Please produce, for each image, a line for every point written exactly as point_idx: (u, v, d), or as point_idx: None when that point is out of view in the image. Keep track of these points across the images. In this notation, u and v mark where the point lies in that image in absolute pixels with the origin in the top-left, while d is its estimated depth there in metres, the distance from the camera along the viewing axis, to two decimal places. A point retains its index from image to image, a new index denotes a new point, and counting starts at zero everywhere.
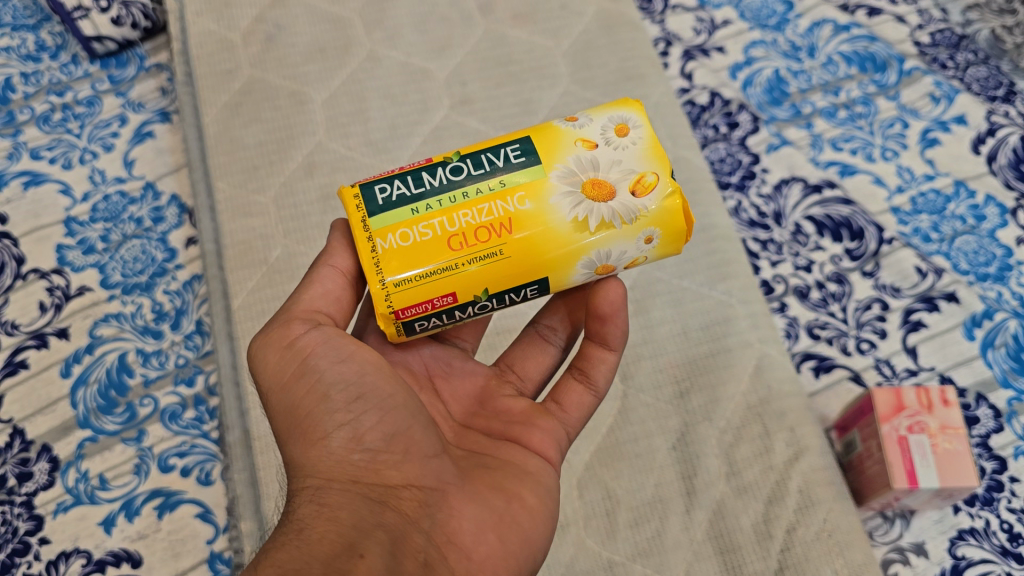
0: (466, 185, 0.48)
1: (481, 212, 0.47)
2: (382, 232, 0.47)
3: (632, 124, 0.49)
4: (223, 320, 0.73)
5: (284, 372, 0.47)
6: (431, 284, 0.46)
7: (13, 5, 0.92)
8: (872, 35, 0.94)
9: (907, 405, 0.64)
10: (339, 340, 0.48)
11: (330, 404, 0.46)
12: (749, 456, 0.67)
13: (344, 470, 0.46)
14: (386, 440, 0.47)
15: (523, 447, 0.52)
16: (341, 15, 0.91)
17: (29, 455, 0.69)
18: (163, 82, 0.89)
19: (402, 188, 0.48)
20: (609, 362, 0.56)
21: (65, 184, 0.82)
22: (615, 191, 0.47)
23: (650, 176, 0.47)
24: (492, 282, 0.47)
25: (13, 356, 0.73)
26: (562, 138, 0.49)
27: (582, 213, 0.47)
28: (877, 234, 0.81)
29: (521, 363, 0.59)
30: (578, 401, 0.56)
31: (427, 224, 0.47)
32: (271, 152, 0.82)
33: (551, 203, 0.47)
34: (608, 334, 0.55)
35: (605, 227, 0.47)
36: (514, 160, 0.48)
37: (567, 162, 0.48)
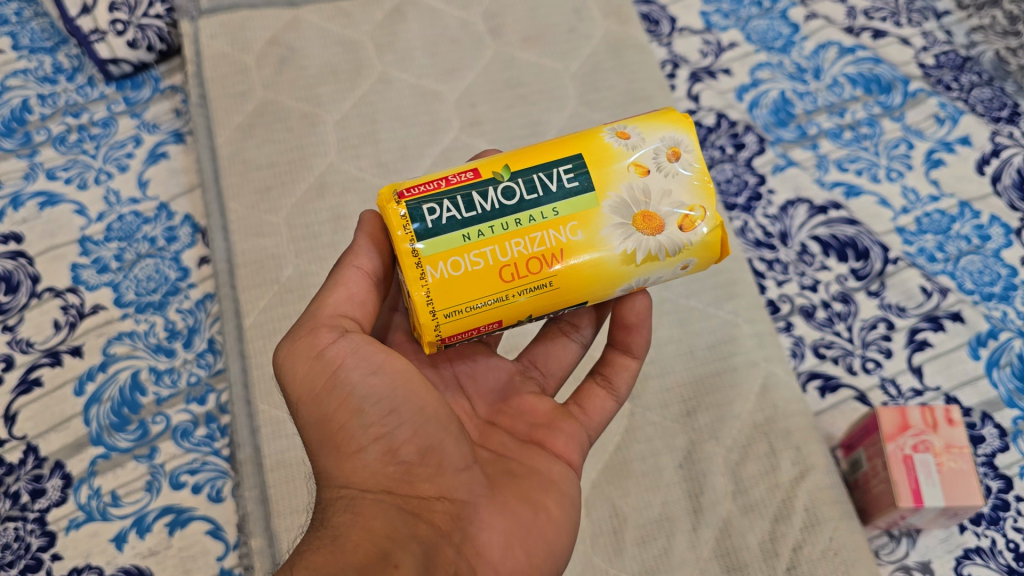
0: (518, 212, 0.47)
1: (534, 242, 0.47)
2: (433, 260, 0.46)
3: (683, 150, 0.50)
4: (234, 339, 0.74)
5: (315, 383, 0.48)
6: (480, 315, 0.47)
7: (31, 28, 0.94)
8: (877, 58, 0.96)
9: (912, 424, 0.64)
10: (369, 351, 0.48)
11: (363, 417, 0.47)
12: (755, 474, 0.68)
13: (378, 481, 0.47)
14: (420, 453, 0.48)
15: (549, 453, 0.53)
16: (352, 38, 0.93)
17: (42, 472, 0.70)
18: (177, 104, 0.91)
19: (452, 210, 0.47)
20: (631, 370, 0.59)
21: (80, 205, 0.83)
22: (665, 224, 0.48)
23: (697, 212, 0.49)
24: (536, 308, 0.49)
25: (27, 374, 0.74)
26: (615, 160, 0.49)
27: (631, 247, 0.48)
28: (883, 254, 0.82)
29: (543, 357, 0.61)
30: (601, 406, 0.58)
31: (478, 253, 0.47)
32: (283, 173, 0.83)
33: (602, 235, 0.48)
34: (633, 343, 0.58)
35: (650, 260, 0.49)
36: (567, 184, 0.48)
37: (620, 191, 0.48)
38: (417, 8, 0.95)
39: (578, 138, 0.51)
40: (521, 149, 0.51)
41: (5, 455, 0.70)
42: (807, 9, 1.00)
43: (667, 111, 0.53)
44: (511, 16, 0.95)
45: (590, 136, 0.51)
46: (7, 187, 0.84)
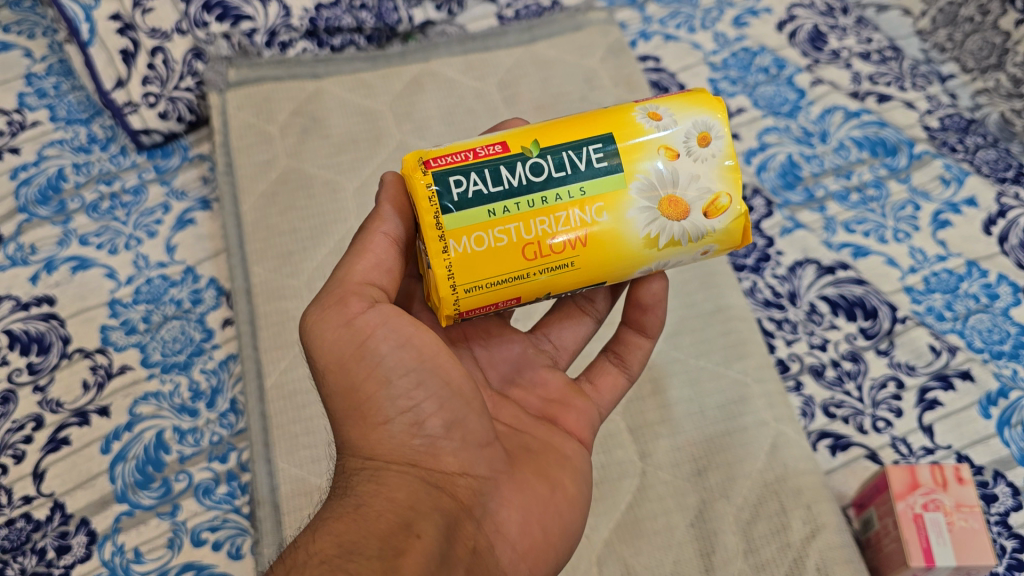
0: (545, 189, 0.49)
1: (559, 222, 0.49)
2: (456, 234, 0.49)
3: (714, 134, 0.51)
4: (256, 399, 0.76)
5: (344, 351, 0.50)
6: (501, 290, 0.50)
7: (68, 100, 0.99)
8: (882, 121, 0.98)
9: (921, 483, 0.65)
10: (399, 322, 0.51)
11: (390, 388, 0.50)
12: (766, 533, 0.68)
13: (402, 453, 0.50)
14: (444, 428, 0.51)
15: (563, 430, 0.59)
16: (373, 109, 0.97)
17: (68, 529, 0.72)
18: (204, 171, 0.95)
19: (478, 183, 0.49)
20: (644, 348, 0.65)
21: (111, 268, 0.86)
22: (690, 210, 0.51)
23: (724, 199, 0.51)
24: (555, 286, 0.52)
25: (55, 433, 0.76)
26: (647, 141, 0.51)
27: (654, 231, 0.51)
28: (891, 313, 0.83)
29: (557, 331, 0.66)
30: (614, 383, 0.64)
31: (502, 229, 0.49)
32: (305, 238, 0.86)
33: (628, 218, 0.50)
34: (647, 323, 0.64)
35: (671, 244, 0.52)
36: (596, 163, 0.50)
37: (649, 173, 0.50)
38: (435, 79, 1.00)
39: (609, 115, 0.52)
40: (548, 123, 0.53)
41: (32, 512, 0.72)
42: (812, 75, 1.03)
43: (701, 92, 0.55)
44: (525, 86, 0.99)
45: (622, 114, 0.52)
46: (42, 252, 0.87)
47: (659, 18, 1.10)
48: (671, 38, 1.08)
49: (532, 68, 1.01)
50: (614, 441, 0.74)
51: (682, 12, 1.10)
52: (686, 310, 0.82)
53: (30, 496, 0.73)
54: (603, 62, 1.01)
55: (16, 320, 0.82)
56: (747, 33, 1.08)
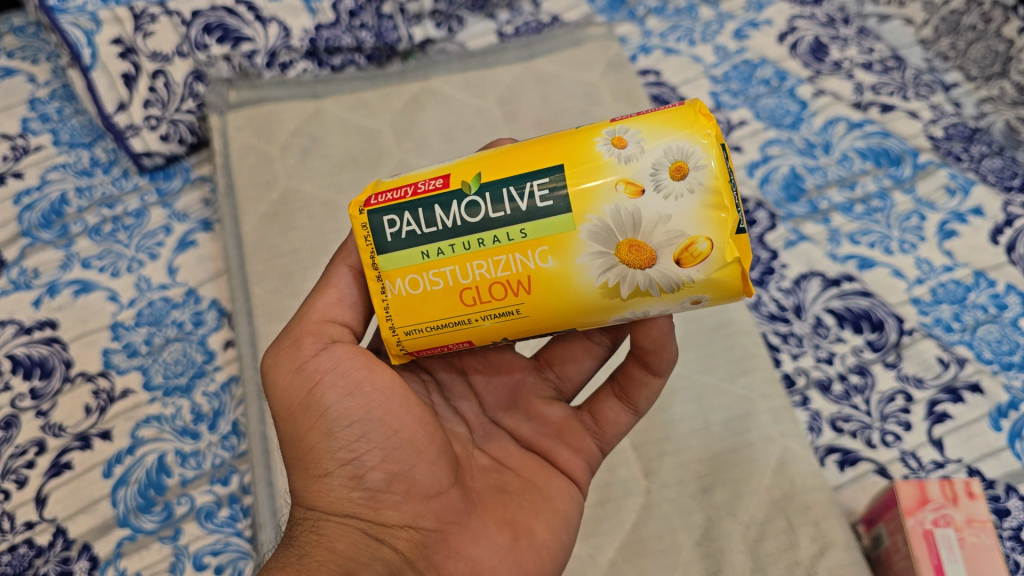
0: (483, 232, 0.47)
1: (497, 266, 0.47)
2: (391, 275, 0.49)
3: (691, 164, 0.44)
4: (257, 421, 0.76)
5: (293, 399, 0.51)
6: (443, 334, 0.50)
7: (71, 125, 0.99)
8: (885, 131, 0.97)
9: (931, 498, 0.64)
10: (348, 368, 0.51)
11: (332, 440, 0.50)
12: (774, 552, 0.67)
13: (344, 506, 0.50)
14: (387, 480, 0.50)
15: (552, 468, 0.58)
16: (373, 127, 0.97)
17: (70, 554, 0.71)
18: (206, 193, 0.96)
19: (411, 223, 0.48)
20: (650, 387, 0.59)
21: (113, 291, 0.86)
22: (657, 257, 0.45)
23: (702, 244, 0.44)
24: (512, 331, 0.49)
25: (58, 458, 0.76)
26: (604, 174, 0.45)
27: (612, 279, 0.46)
28: (897, 326, 0.82)
29: (561, 362, 0.63)
30: (616, 419, 0.61)
31: (437, 272, 0.48)
32: (306, 258, 0.86)
33: (579, 264, 0.46)
34: (653, 364, 0.58)
35: (638, 294, 0.47)
36: (539, 202, 0.46)
37: (604, 212, 0.45)
38: (434, 96, 1.00)
39: (577, 137, 0.48)
40: (508, 149, 0.49)
41: (34, 537, 0.72)
42: (814, 86, 1.02)
43: (697, 107, 0.46)
44: (526, 102, 0.99)
45: (586, 139, 0.47)
46: (45, 276, 0.87)
47: (659, 32, 1.10)
48: (671, 52, 1.08)
49: (532, 84, 1.01)
50: (618, 459, 0.73)
51: (682, 25, 1.10)
52: (690, 326, 0.81)
53: (32, 522, 0.73)
54: (603, 77, 1.01)
55: (19, 344, 0.82)
56: (748, 45, 1.07)
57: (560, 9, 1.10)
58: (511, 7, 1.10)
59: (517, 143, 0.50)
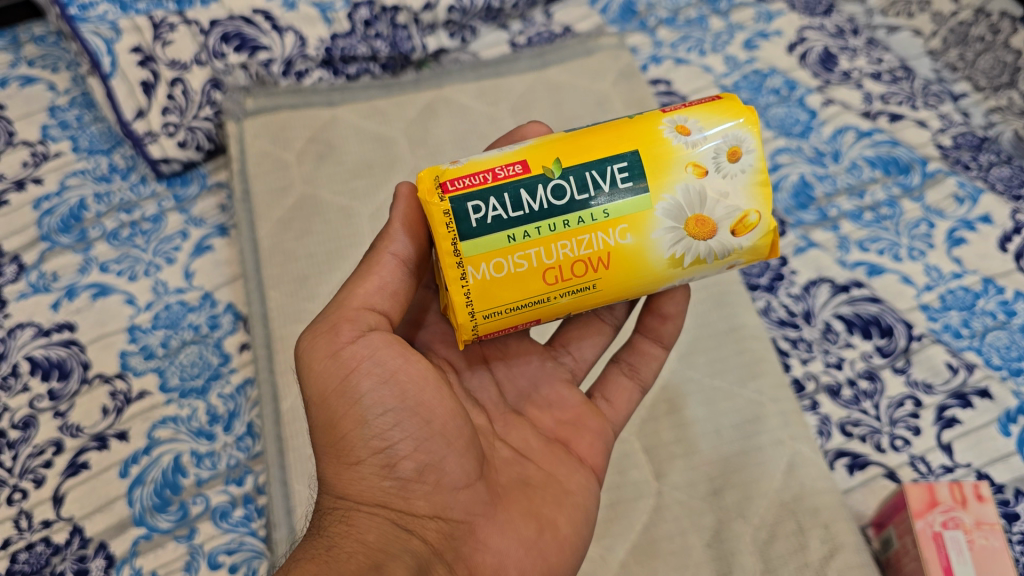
0: (568, 213, 0.50)
1: (580, 245, 0.51)
2: (475, 261, 0.50)
3: (744, 150, 0.51)
4: (272, 422, 0.77)
5: (328, 384, 0.51)
6: (520, 315, 0.52)
7: (90, 132, 1.01)
8: (894, 140, 0.98)
9: (941, 501, 0.65)
10: (385, 356, 0.52)
11: (365, 428, 0.51)
12: (784, 553, 0.68)
13: (376, 494, 0.51)
14: (417, 471, 0.51)
15: (574, 458, 0.59)
16: (387, 135, 0.98)
17: (86, 552, 0.72)
18: (222, 199, 0.97)
19: (497, 209, 0.50)
20: (658, 359, 0.66)
21: (130, 295, 0.88)
22: (717, 230, 0.52)
23: (752, 217, 0.52)
24: (578, 305, 0.54)
25: (75, 457, 0.77)
26: (675, 160, 0.51)
27: (679, 251, 0.52)
28: (907, 331, 0.82)
29: (577, 345, 0.66)
30: (627, 398, 0.65)
31: (522, 255, 0.50)
32: (320, 263, 0.87)
33: (653, 239, 0.51)
34: (666, 333, 0.66)
35: (697, 263, 0.53)
36: (620, 184, 0.51)
37: (676, 192, 0.51)
38: (448, 105, 1.01)
39: (636, 125, 0.53)
40: (570, 135, 0.53)
41: (52, 536, 0.73)
42: (823, 96, 1.03)
43: (731, 97, 0.54)
44: (538, 111, 1.00)
45: (648, 128, 0.52)
46: (63, 279, 0.89)
47: (669, 42, 1.11)
48: (682, 61, 1.09)
49: (544, 93, 1.02)
50: (629, 461, 0.74)
51: (693, 36, 1.11)
52: (701, 330, 0.82)
53: (50, 520, 0.74)
54: (614, 86, 1.03)
55: (38, 346, 0.84)
56: (758, 56, 1.08)
57: (572, 19, 1.12)
58: (523, 18, 1.13)
59: (568, 131, 0.54)
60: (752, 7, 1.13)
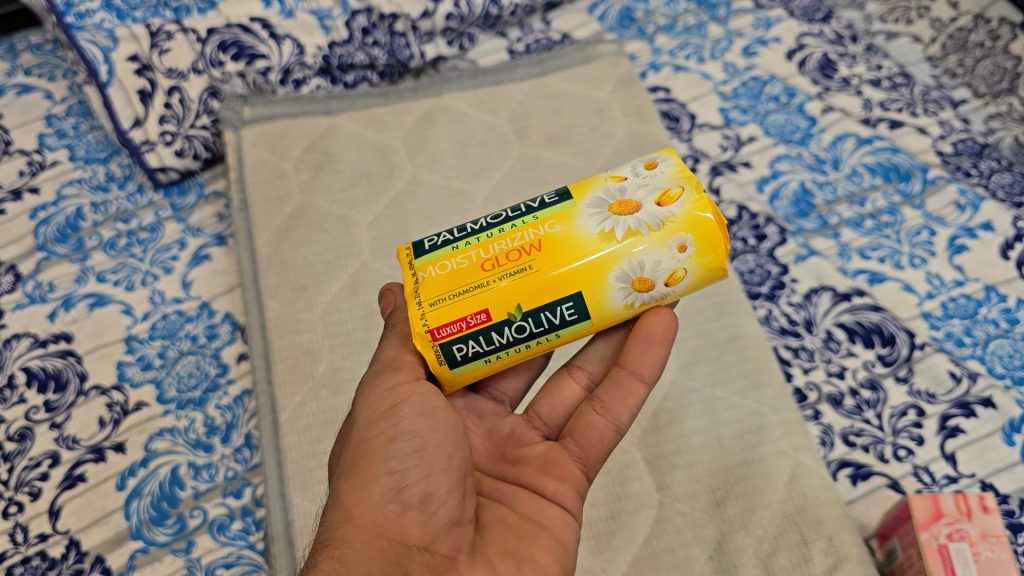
0: (504, 223, 0.56)
1: (514, 239, 0.54)
2: (424, 267, 0.55)
3: (659, 162, 0.57)
4: (270, 433, 0.76)
5: (375, 411, 0.54)
6: (465, 301, 0.53)
7: (87, 140, 1.00)
8: (894, 147, 0.98)
9: (945, 513, 0.64)
10: (433, 396, 0.54)
11: (392, 449, 0.52)
12: (788, 566, 0.67)
13: (377, 517, 0.50)
14: (421, 499, 0.50)
15: (544, 499, 0.56)
16: (386, 143, 0.98)
17: (83, 566, 0.71)
18: (220, 208, 0.97)
19: (447, 235, 0.57)
20: (636, 396, 0.59)
21: (127, 305, 0.87)
22: (640, 206, 0.53)
23: (674, 191, 0.53)
24: (525, 298, 0.52)
25: (71, 470, 0.76)
26: (596, 180, 0.57)
27: (608, 227, 0.53)
28: (909, 340, 0.82)
29: (546, 407, 0.63)
30: (598, 436, 0.59)
31: (464, 256, 0.55)
32: (319, 273, 0.86)
33: (579, 223, 0.54)
34: (643, 363, 0.59)
35: (631, 236, 0.52)
36: (550, 199, 0.57)
37: (596, 192, 0.55)
38: (446, 113, 1.01)
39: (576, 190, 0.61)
40: None
41: (48, 549, 0.72)
42: (823, 103, 1.03)
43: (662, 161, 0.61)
44: (537, 118, 1.00)
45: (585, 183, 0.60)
46: (60, 289, 0.88)
47: (668, 49, 1.11)
48: (681, 68, 1.08)
49: (543, 101, 1.02)
50: (630, 473, 0.73)
51: (692, 43, 1.11)
52: (702, 339, 0.81)
53: (46, 534, 0.73)
54: (613, 93, 1.02)
55: (34, 357, 0.83)
56: (757, 63, 1.08)
57: (570, 27, 1.13)
58: (522, 26, 1.13)
59: None
60: (750, 14, 1.13)
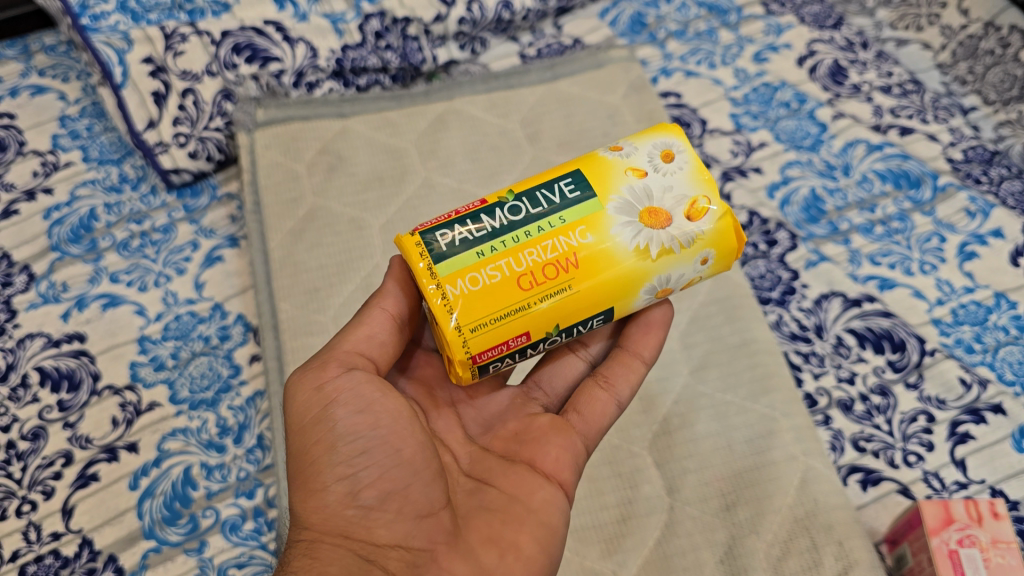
0: (527, 226, 0.53)
1: (545, 250, 0.52)
2: (450, 279, 0.52)
3: (675, 151, 0.55)
4: (283, 434, 0.77)
5: (306, 414, 0.54)
6: (506, 324, 0.52)
7: (100, 141, 1.01)
8: (905, 153, 0.98)
9: (956, 518, 0.64)
10: (364, 389, 0.54)
11: (334, 456, 0.53)
12: (798, 570, 0.67)
13: (340, 523, 0.52)
14: (379, 499, 0.52)
15: (536, 474, 0.55)
16: (397, 146, 0.98)
17: (96, 565, 0.72)
18: (232, 210, 0.97)
19: (463, 232, 0.53)
20: (636, 374, 0.63)
21: (140, 305, 0.87)
22: (672, 218, 0.53)
23: (701, 201, 0.54)
24: (562, 317, 0.53)
25: (85, 469, 0.77)
26: (613, 168, 0.55)
27: (643, 242, 0.53)
28: (919, 346, 0.82)
29: (548, 379, 0.66)
30: (601, 409, 0.61)
31: (494, 266, 0.52)
32: (331, 275, 0.87)
33: (612, 235, 0.53)
34: (644, 345, 0.63)
35: (665, 253, 0.53)
36: (568, 194, 0.54)
37: (622, 192, 0.54)
38: (458, 117, 1.01)
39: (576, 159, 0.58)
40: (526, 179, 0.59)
41: (61, 548, 0.73)
42: (834, 109, 1.03)
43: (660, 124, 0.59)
44: (549, 123, 1.00)
45: (588, 156, 0.57)
46: (73, 290, 0.88)
47: (679, 55, 1.11)
48: (692, 74, 1.09)
49: (554, 105, 1.02)
50: (641, 476, 0.73)
51: (703, 48, 1.11)
52: (712, 344, 0.81)
53: (59, 533, 0.73)
54: (624, 98, 1.03)
55: (48, 356, 0.83)
56: (768, 69, 1.08)
57: (581, 32, 1.14)
58: (533, 31, 1.14)
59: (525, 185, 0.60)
60: (761, 20, 1.14)
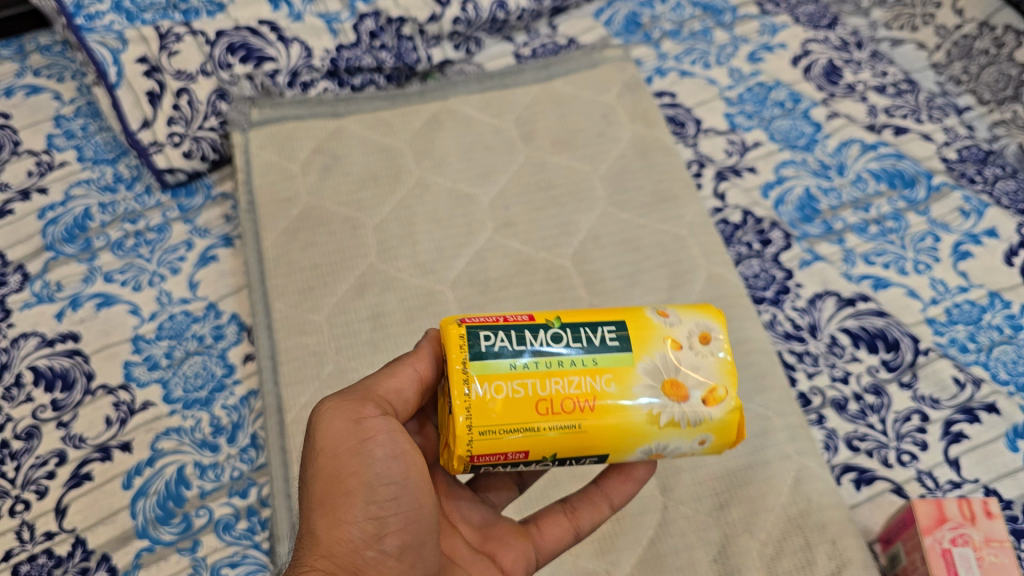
0: (563, 356, 0.51)
1: (571, 384, 0.51)
2: (479, 379, 0.50)
3: (718, 340, 0.54)
4: (277, 434, 0.77)
5: (342, 442, 0.52)
6: (508, 442, 0.50)
7: (95, 141, 1.01)
8: (899, 153, 0.98)
9: (949, 517, 0.65)
10: (402, 437, 0.52)
11: (369, 493, 0.50)
12: (791, 569, 0.67)
13: (354, 560, 0.50)
14: (399, 549, 0.51)
15: (497, 568, 0.58)
16: (392, 146, 0.98)
17: (89, 564, 0.71)
18: (227, 209, 0.97)
19: (504, 340, 0.52)
20: (601, 515, 0.62)
21: (134, 305, 0.87)
22: (690, 396, 0.52)
23: (721, 391, 0.52)
24: (560, 448, 0.52)
25: (78, 468, 0.76)
26: (655, 331, 0.53)
27: (656, 409, 0.51)
28: (913, 345, 0.82)
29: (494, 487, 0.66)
30: (558, 534, 0.62)
31: (519, 383, 0.50)
32: (325, 275, 0.87)
33: (634, 391, 0.51)
34: (616, 492, 0.62)
35: (671, 425, 0.52)
36: (609, 341, 0.52)
37: (655, 356, 0.52)
38: (453, 116, 1.01)
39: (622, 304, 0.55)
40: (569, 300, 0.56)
41: (54, 547, 0.72)
42: (828, 108, 1.03)
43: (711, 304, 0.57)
44: (543, 122, 1.00)
45: (636, 307, 0.55)
46: (68, 289, 0.88)
47: (674, 54, 1.11)
48: (686, 73, 1.09)
49: (549, 105, 1.02)
50: None
51: (697, 48, 1.11)
52: None
53: (52, 532, 0.73)
54: (619, 98, 1.03)
55: (41, 356, 0.83)
56: (762, 68, 1.08)
57: (576, 31, 1.14)
58: (528, 30, 1.14)
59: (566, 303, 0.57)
60: (756, 21, 1.14)
